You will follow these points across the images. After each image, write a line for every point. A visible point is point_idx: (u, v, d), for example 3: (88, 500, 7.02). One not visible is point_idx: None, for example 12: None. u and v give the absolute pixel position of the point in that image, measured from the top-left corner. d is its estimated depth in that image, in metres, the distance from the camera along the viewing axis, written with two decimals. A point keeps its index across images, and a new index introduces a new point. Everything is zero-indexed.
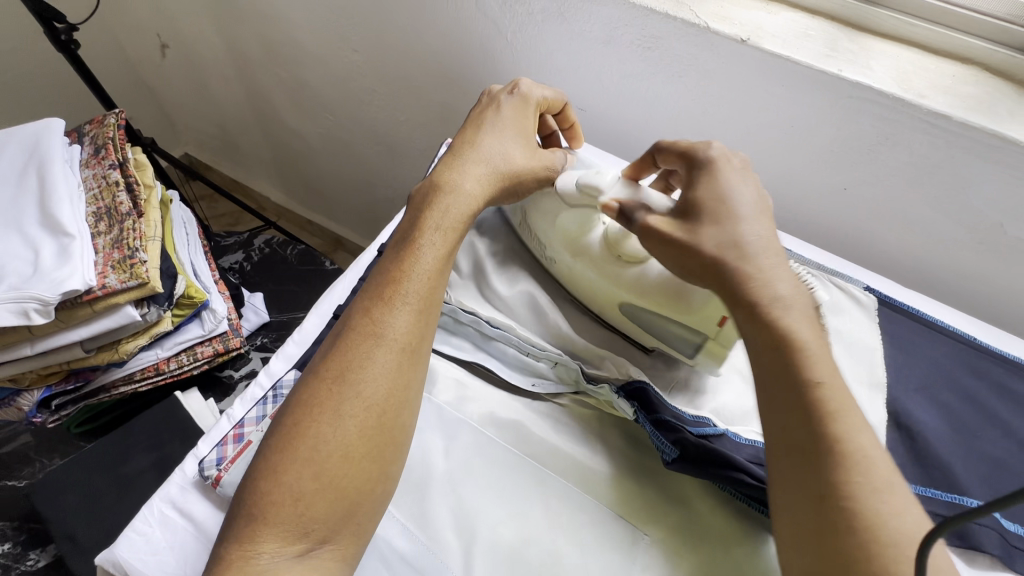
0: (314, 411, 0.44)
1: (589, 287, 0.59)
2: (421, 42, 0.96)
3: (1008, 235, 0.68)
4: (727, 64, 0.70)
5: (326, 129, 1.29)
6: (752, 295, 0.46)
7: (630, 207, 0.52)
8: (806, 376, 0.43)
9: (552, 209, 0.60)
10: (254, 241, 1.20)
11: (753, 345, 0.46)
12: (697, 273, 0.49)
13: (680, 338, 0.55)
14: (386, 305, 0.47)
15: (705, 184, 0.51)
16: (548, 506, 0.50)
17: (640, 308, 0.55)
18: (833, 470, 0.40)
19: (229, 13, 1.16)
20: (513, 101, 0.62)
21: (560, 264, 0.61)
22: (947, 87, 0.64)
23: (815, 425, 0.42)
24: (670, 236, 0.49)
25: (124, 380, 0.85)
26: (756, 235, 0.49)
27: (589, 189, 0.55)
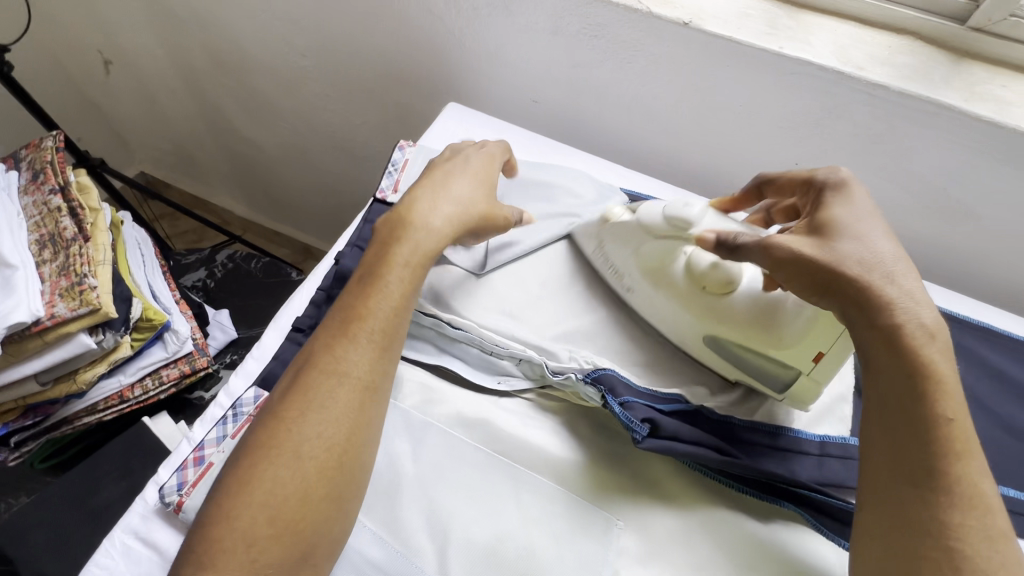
0: (272, 452, 0.43)
1: (667, 318, 0.57)
2: (370, 42, 0.94)
3: (952, 198, 0.70)
4: (672, 48, 0.70)
5: (283, 138, 1.26)
6: (880, 317, 0.44)
7: (730, 235, 0.52)
8: (936, 413, 0.41)
9: (636, 238, 0.59)
10: (216, 256, 1.17)
11: (878, 377, 0.44)
12: (826, 287, 0.47)
13: (769, 374, 0.54)
14: (349, 343, 0.47)
15: (841, 202, 0.50)
16: (522, 502, 0.50)
17: (722, 338, 0.54)
18: (944, 509, 0.39)
19: (171, 25, 1.13)
20: (482, 152, 0.63)
21: (638, 294, 0.59)
22: (883, 57, 0.66)
23: (934, 462, 0.40)
24: (803, 255, 0.47)
25: (86, 411, 0.82)
26: (893, 252, 0.47)
27: (678, 221, 0.55)
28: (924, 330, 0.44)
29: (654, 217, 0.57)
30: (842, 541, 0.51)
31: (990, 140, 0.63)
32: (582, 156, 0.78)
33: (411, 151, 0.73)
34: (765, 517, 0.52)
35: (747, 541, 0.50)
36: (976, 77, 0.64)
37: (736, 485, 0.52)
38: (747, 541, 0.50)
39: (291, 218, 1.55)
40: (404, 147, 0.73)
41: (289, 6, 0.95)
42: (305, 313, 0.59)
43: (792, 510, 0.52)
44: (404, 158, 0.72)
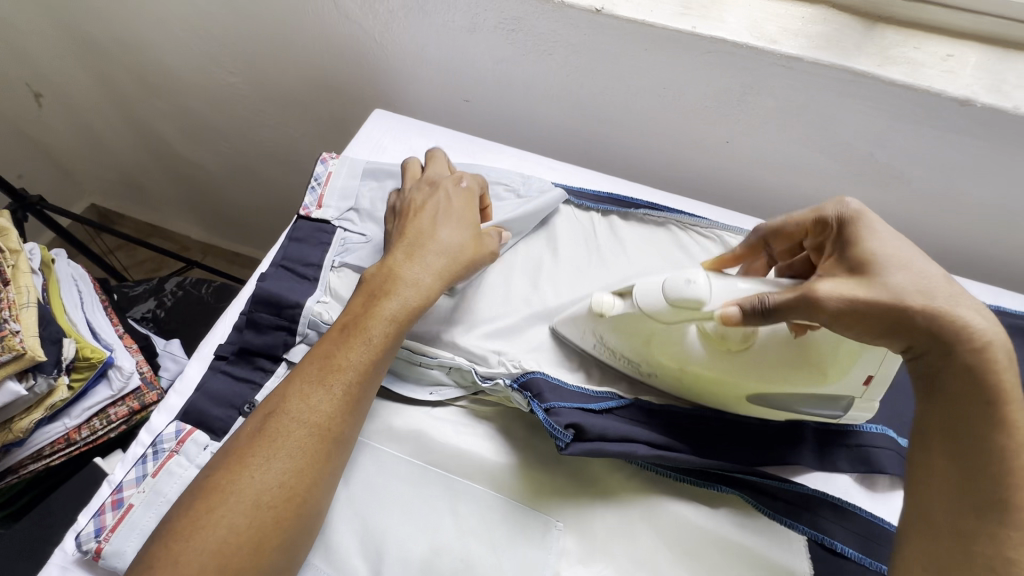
0: (231, 497, 0.42)
1: (705, 387, 0.52)
2: (296, 54, 0.92)
3: (879, 163, 0.71)
4: (589, 36, 0.69)
5: (227, 158, 1.24)
6: (954, 343, 0.40)
7: (755, 302, 0.45)
8: (1015, 443, 0.38)
9: (641, 327, 0.52)
10: (165, 285, 1.14)
11: (946, 398, 0.40)
12: (896, 325, 0.42)
13: (824, 405, 0.51)
14: (323, 392, 0.46)
15: (874, 232, 0.45)
16: (458, 514, 0.49)
17: (771, 391, 0.50)
18: (1013, 544, 0.36)
19: (96, 52, 1.09)
20: (461, 189, 0.59)
21: (662, 374, 0.53)
22: (797, 29, 0.65)
23: (1006, 493, 0.37)
24: (857, 300, 0.42)
25: (31, 458, 0.78)
26: (943, 274, 0.43)
27: (685, 304, 0.48)
28: (1006, 352, 0.39)
29: (656, 303, 0.50)
30: (790, 521, 0.49)
31: (906, 104, 0.63)
32: (513, 153, 0.77)
33: (334, 164, 0.69)
34: (707, 503, 0.51)
35: (688, 529, 0.50)
36: (889, 41, 0.64)
37: (677, 475, 0.51)
38: (687, 529, 0.50)
39: (248, 238, 1.52)
40: (324, 159, 0.69)
41: (209, 24, 0.93)
42: (227, 341, 0.57)
43: (733, 494, 0.51)
44: (327, 171, 0.69)
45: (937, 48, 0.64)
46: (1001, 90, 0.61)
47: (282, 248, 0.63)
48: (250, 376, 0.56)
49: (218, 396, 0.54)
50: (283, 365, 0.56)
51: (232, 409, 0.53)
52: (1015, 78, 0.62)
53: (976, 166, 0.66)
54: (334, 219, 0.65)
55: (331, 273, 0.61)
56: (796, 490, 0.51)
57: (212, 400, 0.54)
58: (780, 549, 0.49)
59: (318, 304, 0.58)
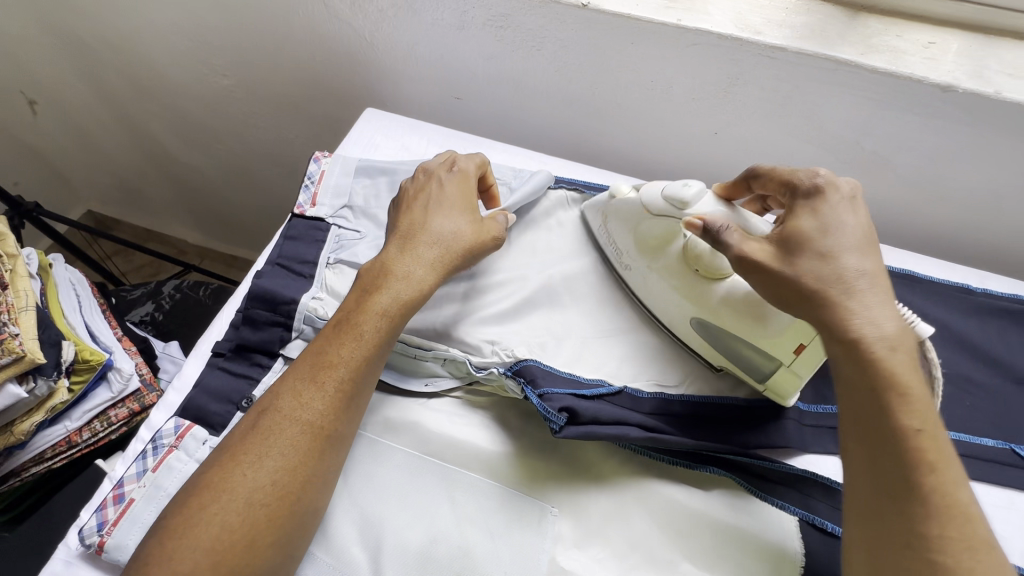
0: (223, 495, 0.42)
1: (660, 300, 0.57)
2: (288, 56, 0.93)
3: (866, 151, 0.71)
4: (576, 31, 0.70)
5: (222, 161, 1.24)
6: (841, 331, 0.43)
7: (716, 225, 0.49)
8: (907, 423, 0.40)
9: (634, 217, 0.59)
10: (163, 288, 1.15)
11: (846, 386, 0.43)
12: (788, 300, 0.46)
13: (751, 362, 0.53)
14: (316, 390, 0.46)
15: (820, 215, 0.47)
16: (455, 501, 0.50)
17: (705, 326, 0.54)
18: (924, 521, 0.38)
19: (89, 58, 1.10)
20: (453, 175, 0.59)
21: (635, 271, 0.60)
22: (781, 20, 0.66)
23: (906, 472, 0.39)
24: (766, 266, 0.46)
25: (33, 461, 0.78)
26: (857, 267, 0.45)
27: (671, 206, 0.53)
28: (886, 341, 0.42)
29: (654, 202, 0.55)
30: (779, 502, 0.50)
31: (891, 91, 0.64)
32: (505, 148, 0.78)
33: (327, 162, 0.70)
34: (699, 486, 0.52)
35: (681, 511, 0.50)
36: (872, 30, 0.65)
37: (668, 458, 0.52)
38: (680, 512, 0.50)
39: (245, 241, 1.53)
40: (316, 156, 0.70)
41: (201, 27, 0.94)
42: (224, 338, 0.58)
43: (725, 476, 0.52)
44: (320, 169, 0.69)
45: (919, 35, 0.65)
46: (983, 76, 0.62)
47: (278, 246, 0.63)
48: (248, 372, 0.56)
49: (216, 392, 0.55)
50: (280, 360, 0.57)
51: (230, 404, 0.54)
52: (997, 64, 0.63)
53: (961, 152, 0.67)
54: (328, 216, 0.66)
55: (326, 269, 0.62)
56: (782, 470, 0.52)
57: (210, 396, 0.54)
58: (772, 528, 0.50)
59: (313, 300, 0.58)
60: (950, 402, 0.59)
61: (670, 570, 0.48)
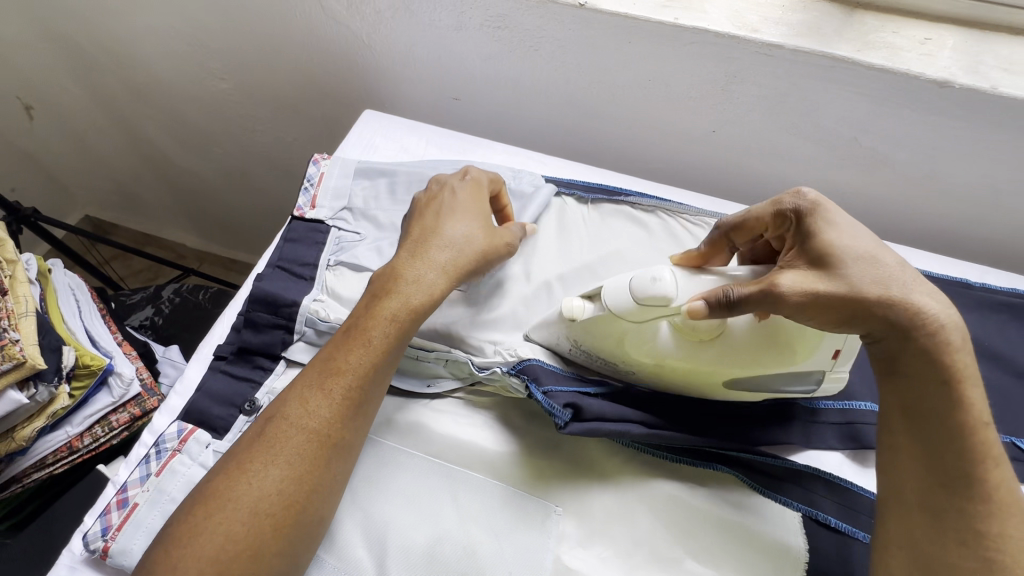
0: (230, 503, 0.42)
1: (684, 379, 0.52)
2: (285, 58, 0.93)
3: (864, 148, 0.72)
4: (574, 30, 0.70)
5: (220, 164, 1.24)
6: (918, 327, 0.42)
7: (719, 294, 0.45)
8: (974, 422, 0.41)
9: (612, 330, 0.51)
10: (162, 292, 1.15)
11: (909, 382, 0.43)
12: (853, 314, 0.43)
13: (797, 381, 0.52)
14: (323, 397, 0.46)
15: (831, 225, 0.46)
16: (459, 502, 0.50)
17: (745, 376, 0.51)
18: (982, 518, 0.39)
19: (86, 63, 1.10)
20: (466, 182, 0.59)
21: (641, 369, 0.53)
22: (778, 18, 0.66)
23: (970, 471, 0.40)
24: (815, 291, 0.43)
25: (35, 467, 0.78)
26: (898, 261, 0.44)
27: (653, 301, 0.48)
28: (958, 330, 0.42)
29: (623, 304, 0.49)
30: (785, 498, 0.50)
31: (888, 88, 0.64)
32: (504, 149, 0.78)
33: (326, 164, 0.70)
34: (703, 484, 0.52)
35: (686, 509, 0.51)
36: (868, 27, 0.66)
37: (672, 455, 0.52)
38: (684, 510, 0.50)
39: (244, 244, 1.52)
40: (315, 159, 0.70)
41: (199, 31, 0.94)
42: (226, 341, 0.58)
43: (728, 472, 0.52)
44: (319, 172, 0.69)
45: (915, 32, 0.66)
46: (979, 71, 0.62)
47: (279, 248, 0.63)
48: (250, 375, 0.56)
49: (218, 395, 0.55)
50: (282, 362, 0.57)
51: (233, 408, 0.54)
52: (993, 59, 0.63)
53: (958, 148, 0.67)
54: (328, 219, 0.66)
55: (327, 271, 0.62)
56: (788, 467, 0.52)
57: (213, 399, 0.54)
58: (775, 525, 0.50)
59: (315, 302, 0.58)
60: None
61: (674, 567, 0.49)
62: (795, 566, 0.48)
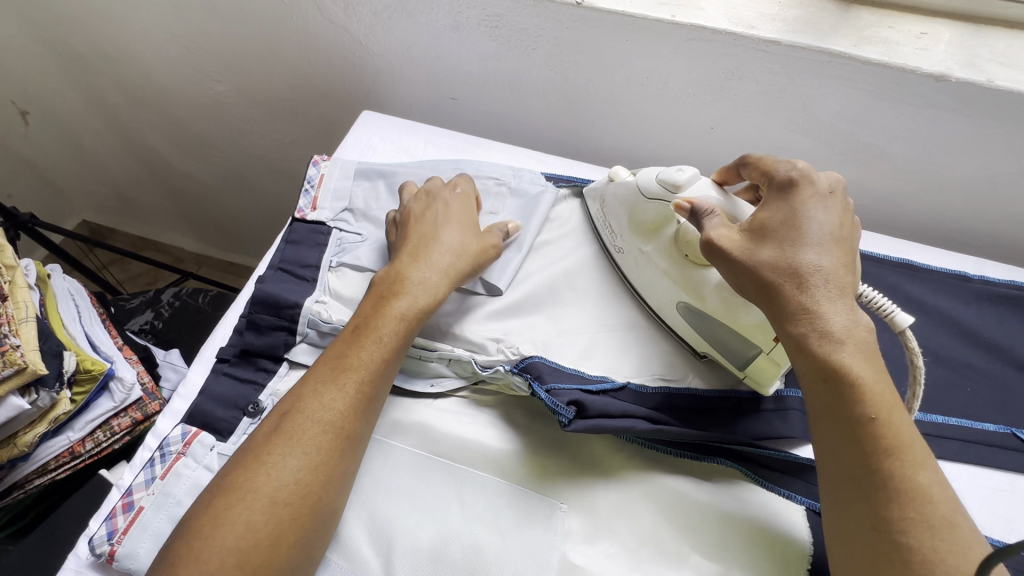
0: (248, 496, 0.42)
1: (648, 283, 0.59)
2: (282, 60, 0.93)
3: (861, 143, 0.72)
4: (571, 29, 0.70)
5: (217, 167, 1.24)
6: (788, 325, 0.45)
7: (705, 210, 0.52)
8: (863, 411, 0.41)
9: (631, 200, 0.60)
10: (161, 296, 1.14)
11: (801, 380, 0.45)
12: (750, 288, 0.48)
13: (735, 348, 0.54)
14: (337, 390, 0.47)
15: (782, 210, 0.49)
16: (464, 500, 0.50)
17: (687, 310, 0.56)
18: (887, 505, 0.39)
19: (82, 67, 1.09)
20: (457, 195, 0.61)
21: (627, 254, 0.61)
22: (774, 14, 0.66)
23: (867, 458, 0.40)
24: (726, 251, 0.49)
25: (36, 473, 0.78)
26: (814, 262, 0.46)
27: (665, 188, 0.55)
28: (828, 338, 0.43)
29: (648, 184, 0.57)
30: (786, 491, 0.51)
31: (884, 82, 0.65)
32: (503, 148, 0.78)
33: (326, 165, 0.70)
34: (708, 480, 0.52)
35: (690, 504, 0.51)
36: (864, 22, 0.66)
37: (676, 451, 0.53)
38: (689, 505, 0.51)
39: (242, 247, 1.52)
40: (315, 160, 0.70)
41: (195, 35, 0.94)
42: (229, 343, 0.58)
43: (732, 467, 0.53)
44: (319, 173, 0.69)
45: (911, 26, 0.66)
46: (974, 65, 0.62)
47: (282, 250, 0.63)
48: (254, 377, 0.57)
49: (222, 398, 0.55)
50: (284, 365, 0.57)
51: (237, 410, 0.54)
52: (988, 52, 0.64)
53: (954, 142, 0.68)
54: (328, 220, 0.66)
55: (329, 273, 0.62)
56: (790, 460, 0.53)
57: (217, 402, 0.54)
58: (780, 518, 0.50)
59: (317, 304, 0.58)
60: (950, 388, 0.60)
61: (681, 563, 0.48)
62: (801, 562, 0.48)
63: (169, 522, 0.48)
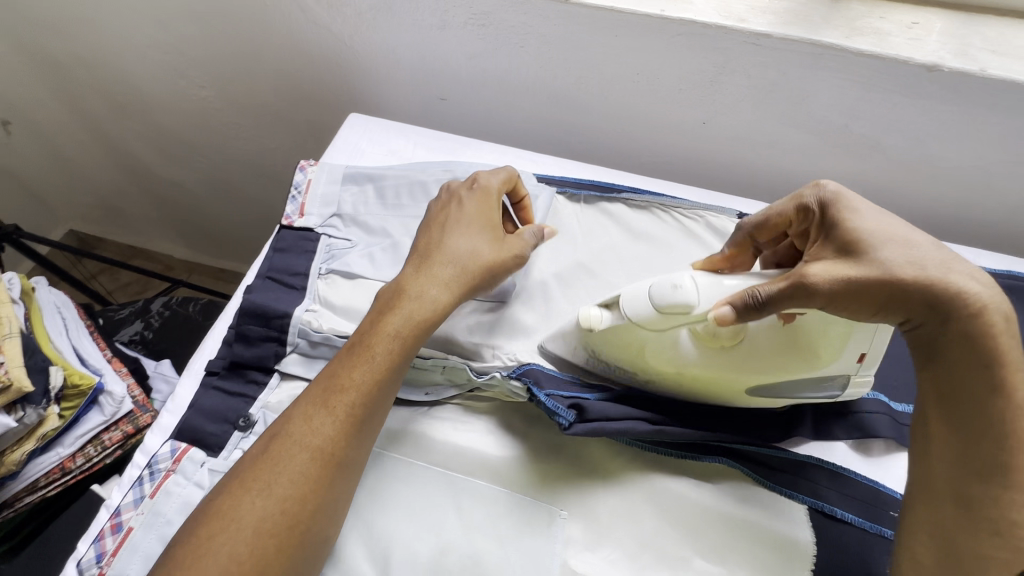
0: (233, 525, 0.41)
1: (704, 387, 0.52)
2: (267, 63, 0.91)
3: (854, 135, 0.71)
4: (559, 26, 0.69)
5: (205, 174, 1.22)
6: (954, 309, 0.41)
7: (747, 297, 0.44)
8: (1017, 408, 0.39)
9: (633, 335, 0.50)
10: (151, 306, 1.13)
11: (946, 368, 0.42)
12: (895, 300, 0.42)
13: (823, 386, 0.52)
14: (327, 414, 0.45)
15: (855, 215, 0.45)
16: (463, 510, 0.49)
17: (771, 381, 0.50)
18: (1016, 507, 0.39)
19: (63, 75, 1.07)
20: (475, 192, 0.56)
21: (661, 377, 0.52)
22: (764, 7, 0.66)
23: (1009, 461, 0.39)
24: (854, 279, 0.42)
25: (27, 490, 0.76)
26: (930, 242, 0.44)
27: (674, 309, 0.47)
28: (1002, 314, 0.41)
29: (643, 311, 0.48)
30: (790, 490, 0.50)
31: (875, 75, 0.64)
32: (493, 148, 0.77)
33: (313, 170, 0.68)
34: (711, 482, 0.51)
35: (692, 507, 0.50)
36: (854, 12, 0.65)
37: (676, 453, 0.52)
38: (693, 508, 0.50)
39: (233, 253, 1.50)
40: (302, 165, 0.69)
41: (177, 40, 0.92)
42: (219, 355, 0.57)
43: (732, 467, 0.52)
44: (307, 178, 0.68)
45: (902, 16, 0.65)
46: (967, 54, 0.62)
47: (270, 258, 0.62)
48: (243, 390, 0.55)
49: (212, 412, 0.53)
50: (275, 376, 0.56)
51: (227, 424, 0.53)
52: (980, 41, 0.63)
53: (948, 130, 0.67)
54: (317, 226, 0.65)
55: (319, 280, 0.61)
56: (794, 459, 0.52)
57: (206, 416, 0.53)
58: (783, 519, 0.49)
59: (307, 313, 0.57)
60: None
61: (683, 566, 0.48)
62: (803, 561, 0.48)
63: (159, 542, 0.47)
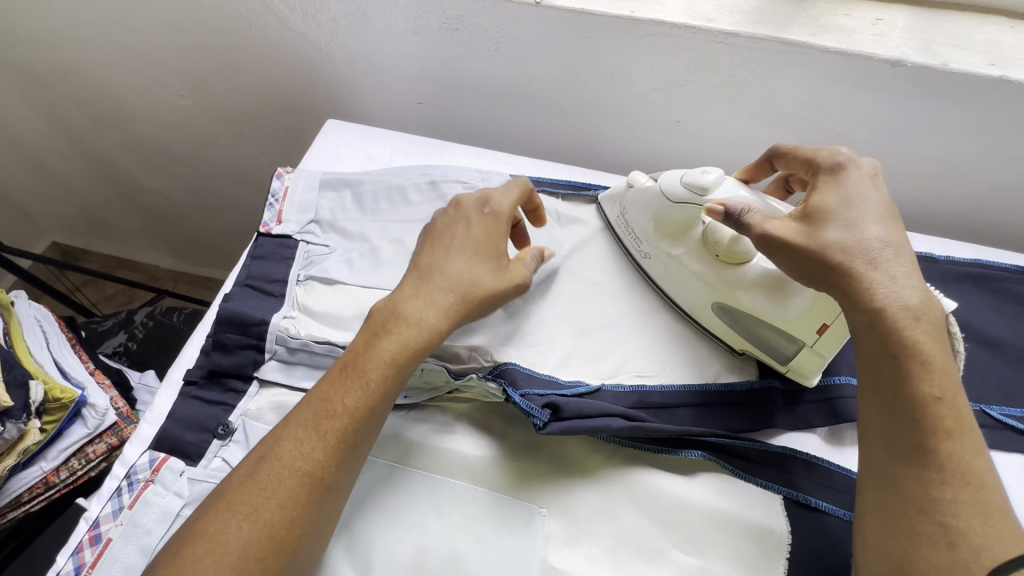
0: (218, 549, 0.41)
1: (682, 285, 0.59)
2: (245, 71, 0.91)
3: (824, 130, 0.73)
4: (532, 29, 0.70)
5: (187, 183, 1.22)
6: (862, 299, 0.44)
7: (739, 209, 0.51)
8: (929, 393, 0.41)
9: (654, 203, 0.60)
10: (134, 317, 1.12)
11: (866, 360, 0.44)
12: (813, 272, 0.47)
13: (773, 347, 0.55)
14: (319, 439, 0.45)
15: (837, 189, 0.49)
16: (442, 511, 0.50)
17: (732, 310, 0.56)
18: (936, 485, 0.39)
19: (39, 87, 1.06)
20: (484, 217, 0.56)
21: (654, 258, 0.61)
22: (732, 7, 0.67)
23: (925, 443, 0.40)
24: (789, 241, 0.48)
25: (10, 506, 0.76)
26: (879, 238, 0.46)
27: (694, 189, 0.55)
28: (907, 312, 0.43)
29: (674, 187, 0.57)
30: (760, 479, 0.52)
31: (842, 71, 0.65)
32: (470, 151, 0.77)
33: (290, 177, 0.69)
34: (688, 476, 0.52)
35: (668, 501, 0.50)
36: (820, 11, 0.67)
37: (654, 447, 0.53)
38: (669, 502, 0.50)
39: (218, 262, 1.50)
40: (279, 171, 0.69)
41: (154, 49, 0.92)
42: (197, 365, 0.57)
43: (709, 460, 0.53)
44: (284, 185, 0.68)
45: (866, 13, 0.67)
46: (929, 49, 0.63)
47: (249, 266, 0.62)
48: (222, 399, 0.56)
49: (191, 422, 0.54)
50: (254, 384, 0.56)
51: (206, 433, 0.53)
52: (942, 36, 0.65)
53: (915, 124, 0.69)
54: (295, 233, 0.65)
55: (298, 287, 0.61)
56: (769, 450, 0.53)
57: (185, 426, 0.54)
58: (760, 509, 0.50)
59: (285, 320, 0.57)
60: None
61: (661, 559, 0.49)
62: (779, 551, 0.48)
63: (139, 553, 0.47)
